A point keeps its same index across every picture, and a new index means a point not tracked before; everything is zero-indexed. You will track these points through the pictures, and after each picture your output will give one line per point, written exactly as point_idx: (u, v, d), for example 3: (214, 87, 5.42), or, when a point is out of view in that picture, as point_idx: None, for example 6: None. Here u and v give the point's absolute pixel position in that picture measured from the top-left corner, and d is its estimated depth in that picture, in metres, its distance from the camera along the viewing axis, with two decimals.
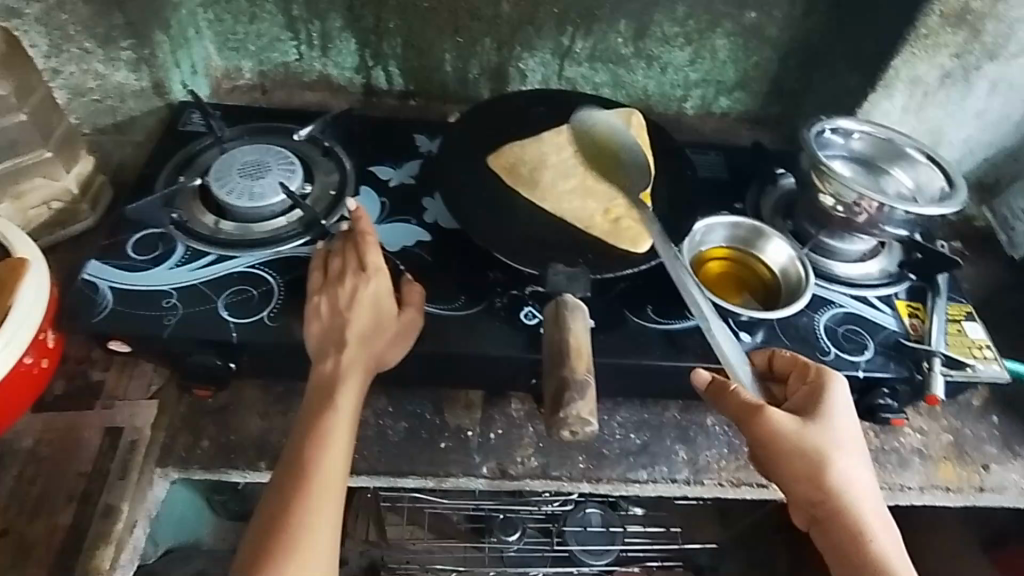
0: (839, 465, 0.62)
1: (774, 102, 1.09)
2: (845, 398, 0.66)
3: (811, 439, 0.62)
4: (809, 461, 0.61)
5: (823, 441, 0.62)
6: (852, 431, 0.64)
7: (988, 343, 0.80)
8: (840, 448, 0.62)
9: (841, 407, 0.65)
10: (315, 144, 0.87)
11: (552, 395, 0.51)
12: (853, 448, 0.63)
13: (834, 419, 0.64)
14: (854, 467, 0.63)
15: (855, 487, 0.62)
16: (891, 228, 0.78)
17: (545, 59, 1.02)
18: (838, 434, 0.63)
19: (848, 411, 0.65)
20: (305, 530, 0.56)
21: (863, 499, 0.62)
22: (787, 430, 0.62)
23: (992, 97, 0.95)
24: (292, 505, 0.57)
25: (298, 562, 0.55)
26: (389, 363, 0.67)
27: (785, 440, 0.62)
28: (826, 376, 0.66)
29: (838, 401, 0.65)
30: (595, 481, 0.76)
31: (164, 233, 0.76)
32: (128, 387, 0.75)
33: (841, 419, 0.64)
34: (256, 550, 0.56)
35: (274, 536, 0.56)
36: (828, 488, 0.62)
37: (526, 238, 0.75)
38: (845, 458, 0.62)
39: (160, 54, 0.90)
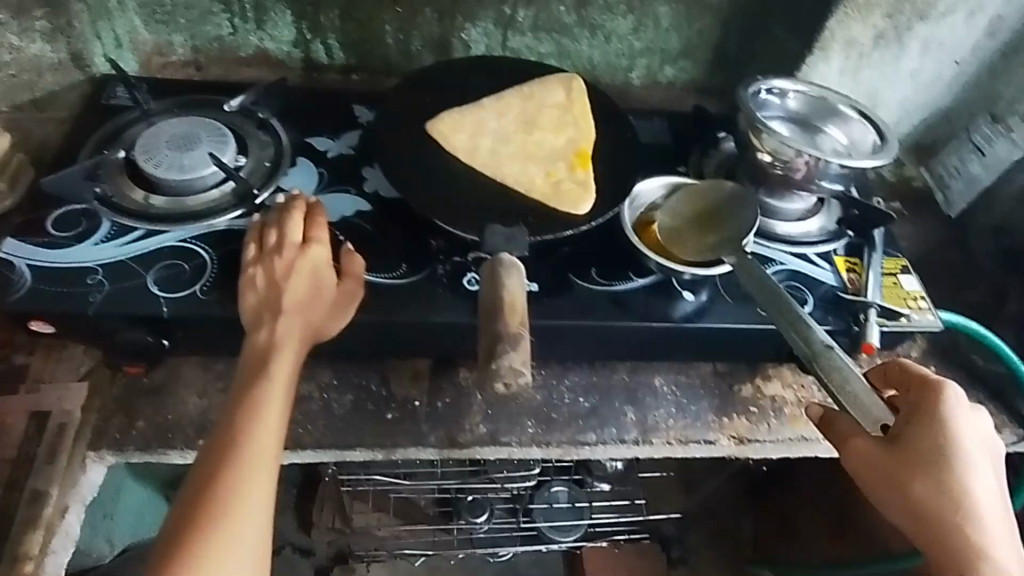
0: (943, 486, 0.59)
1: (719, 69, 1.09)
2: (956, 412, 0.62)
3: (908, 459, 0.60)
4: (901, 481, 0.60)
5: (919, 461, 0.60)
6: (956, 449, 0.61)
7: (922, 295, 0.82)
8: (938, 468, 0.60)
9: (955, 423, 0.62)
10: (248, 115, 0.84)
11: (485, 348, 0.52)
12: (965, 467, 0.60)
13: (940, 436, 0.61)
14: (965, 488, 0.60)
15: (964, 510, 0.59)
16: (827, 183, 0.80)
17: (488, 29, 1.00)
18: (942, 453, 0.60)
19: (964, 427, 0.62)
20: (237, 499, 0.55)
21: (974, 524, 0.59)
22: (875, 454, 0.61)
23: (924, 58, 0.97)
24: (223, 475, 0.56)
25: (229, 532, 0.54)
26: (329, 334, 0.66)
27: (873, 464, 0.61)
28: (937, 389, 0.63)
29: (948, 416, 0.62)
30: (544, 445, 0.76)
31: (88, 208, 0.74)
32: (56, 370, 0.72)
33: (953, 435, 0.61)
34: (185, 521, 0.54)
35: (202, 506, 0.54)
36: (932, 513, 0.59)
37: (465, 203, 0.74)
38: (950, 478, 0.60)
39: (78, 24, 0.87)
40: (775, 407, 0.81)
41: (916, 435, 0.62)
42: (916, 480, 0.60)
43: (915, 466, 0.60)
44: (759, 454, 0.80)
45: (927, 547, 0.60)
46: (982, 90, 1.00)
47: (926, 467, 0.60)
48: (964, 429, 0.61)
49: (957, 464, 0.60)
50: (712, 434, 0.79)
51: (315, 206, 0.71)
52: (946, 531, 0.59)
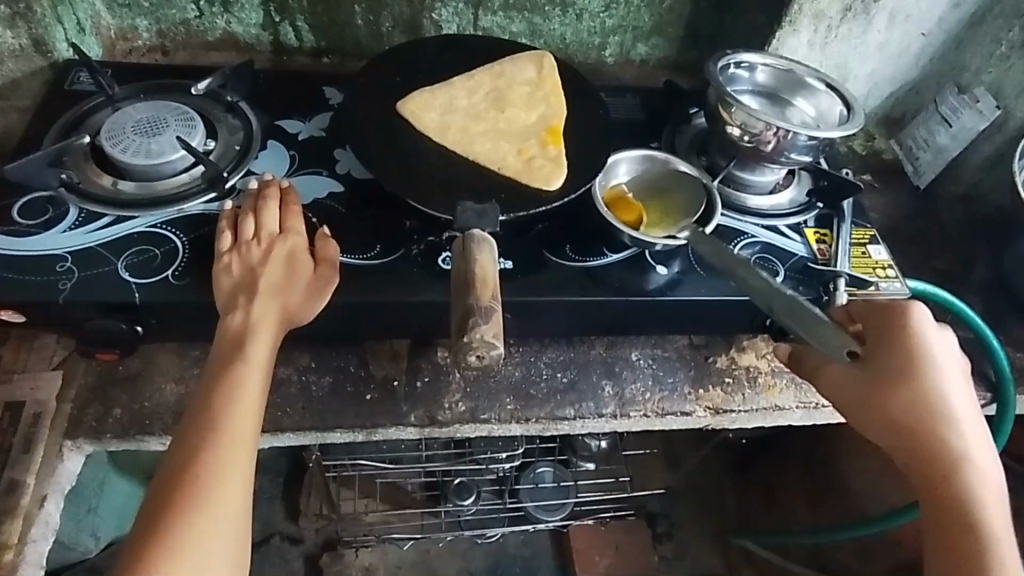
0: (914, 399, 0.63)
1: (692, 46, 1.09)
2: (919, 330, 0.66)
3: (881, 378, 0.64)
4: (871, 401, 0.64)
5: (890, 380, 0.64)
6: (924, 365, 0.64)
7: (890, 263, 0.83)
8: (908, 384, 0.64)
9: (919, 341, 0.65)
10: (216, 100, 0.84)
11: (457, 321, 0.52)
12: (934, 379, 0.64)
13: (908, 353, 0.65)
14: (936, 399, 0.63)
15: (935, 419, 0.63)
16: (795, 155, 0.80)
17: (459, 8, 0.99)
18: (911, 368, 0.64)
19: (927, 345, 0.65)
20: (214, 482, 0.55)
21: (946, 433, 0.62)
22: (846, 381, 0.65)
23: (891, 30, 0.98)
24: (200, 458, 0.55)
25: (207, 515, 0.54)
26: (303, 320, 0.65)
27: (845, 389, 0.65)
28: (903, 311, 0.67)
29: (915, 335, 0.66)
30: (524, 421, 0.77)
31: (54, 195, 0.72)
32: (28, 360, 0.71)
33: (921, 351, 0.65)
34: (161, 506, 0.54)
35: (179, 490, 0.54)
36: (906, 425, 0.63)
37: (437, 183, 0.74)
38: (920, 390, 0.63)
39: (37, 9, 0.84)
40: (749, 376, 0.83)
41: (886, 355, 0.66)
42: (888, 395, 0.63)
43: (887, 383, 0.64)
44: (733, 422, 0.82)
45: (903, 457, 0.63)
46: (949, 61, 1.02)
47: (898, 382, 0.64)
48: (930, 346, 0.65)
49: (926, 378, 0.64)
50: (688, 405, 0.80)
51: (290, 194, 0.72)
52: (920, 440, 0.62)
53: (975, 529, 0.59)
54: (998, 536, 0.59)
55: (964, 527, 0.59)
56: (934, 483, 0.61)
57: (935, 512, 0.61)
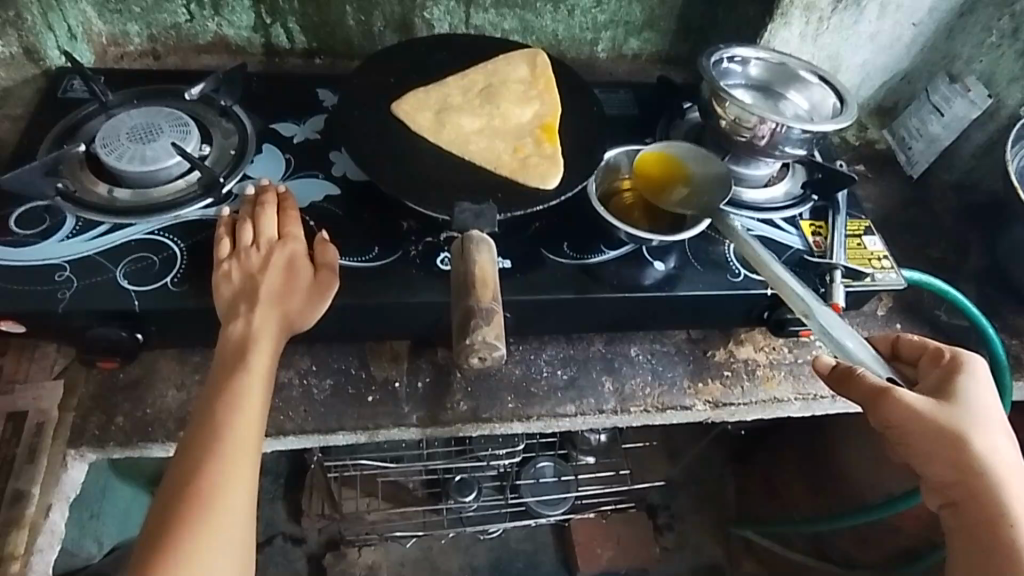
0: (979, 447, 0.63)
1: (684, 39, 1.09)
2: (983, 380, 0.67)
3: (948, 419, 0.63)
4: (944, 438, 0.62)
5: (962, 421, 0.63)
6: (993, 413, 0.65)
7: (885, 254, 0.83)
8: (978, 428, 0.63)
9: (984, 388, 0.66)
10: (210, 104, 0.83)
11: (459, 323, 0.52)
12: (998, 428, 0.64)
13: (970, 403, 0.65)
14: (997, 450, 0.63)
15: (999, 473, 0.62)
16: (789, 148, 0.81)
17: (450, 7, 0.99)
18: (979, 416, 0.64)
19: (990, 393, 0.66)
20: (217, 493, 0.55)
21: (1008, 479, 0.62)
22: (919, 410, 0.63)
23: (881, 20, 0.98)
24: (203, 468, 0.56)
25: (211, 526, 0.54)
26: (303, 326, 0.65)
27: (914, 419, 0.63)
28: (961, 360, 0.68)
29: (977, 385, 0.66)
30: (525, 419, 0.77)
31: (50, 205, 0.72)
32: (30, 370, 0.71)
33: (982, 402, 0.65)
34: (164, 515, 0.54)
35: (181, 501, 0.54)
36: (971, 470, 0.62)
37: (434, 183, 0.74)
38: (988, 439, 0.63)
39: (28, 17, 0.83)
40: (747, 369, 0.83)
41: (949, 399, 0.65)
42: (959, 437, 0.62)
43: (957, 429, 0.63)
44: (732, 415, 0.82)
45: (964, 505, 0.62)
46: (940, 50, 1.02)
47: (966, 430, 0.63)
48: (994, 395, 0.66)
49: (991, 425, 0.64)
50: (688, 399, 0.81)
51: (287, 199, 0.72)
52: (983, 487, 0.62)
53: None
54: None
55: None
56: (997, 536, 0.60)
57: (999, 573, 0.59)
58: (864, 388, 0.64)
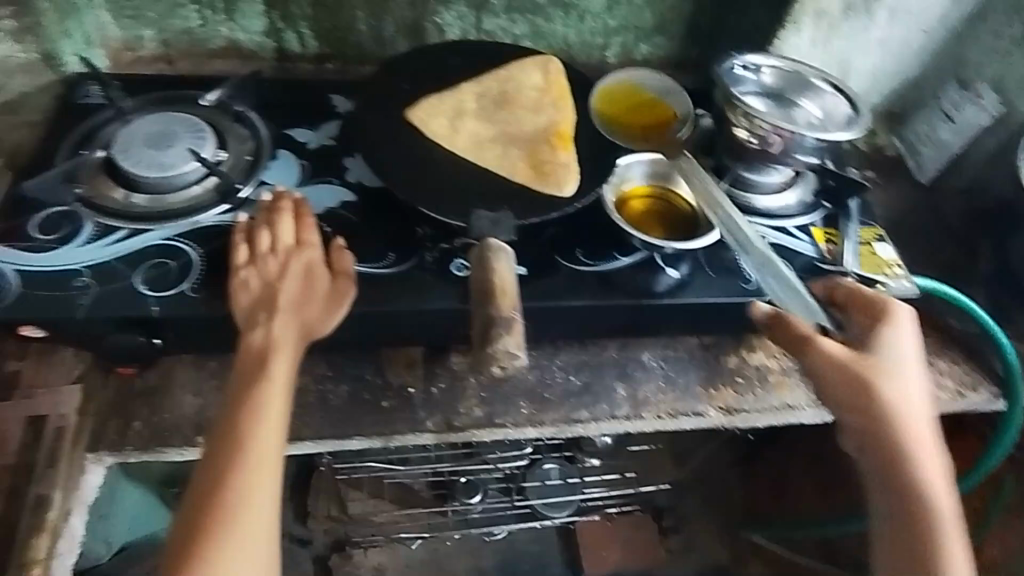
0: (892, 397, 0.65)
1: (693, 44, 1.09)
2: (905, 330, 0.68)
3: (864, 371, 0.65)
4: (857, 386, 0.65)
5: (875, 371, 0.65)
6: (909, 364, 0.67)
7: (898, 262, 0.84)
8: (888, 377, 0.65)
9: (903, 338, 0.68)
10: (225, 110, 0.84)
11: (479, 332, 0.52)
12: (913, 379, 0.66)
13: (887, 355, 0.67)
14: (908, 399, 0.65)
15: (909, 421, 0.64)
16: (802, 156, 0.81)
17: (462, 13, 1.00)
18: (892, 367, 0.66)
19: (908, 344, 0.68)
20: (242, 501, 0.56)
21: (916, 427, 0.64)
22: (834, 358, 0.66)
23: (892, 25, 0.98)
24: (228, 477, 0.56)
25: (236, 534, 0.55)
26: (321, 332, 0.65)
27: (830, 368, 0.66)
28: (888, 308, 0.69)
29: (897, 335, 0.68)
30: (539, 425, 0.77)
31: (69, 210, 0.73)
32: (48, 375, 0.72)
33: (902, 353, 0.67)
34: (189, 525, 0.55)
35: (207, 511, 0.55)
36: (882, 420, 0.64)
37: (449, 190, 0.75)
38: (898, 388, 0.65)
39: (46, 23, 0.84)
40: (760, 375, 0.84)
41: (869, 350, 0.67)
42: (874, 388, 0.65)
43: (871, 378, 0.65)
44: (746, 422, 0.82)
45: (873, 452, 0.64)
46: (950, 56, 1.02)
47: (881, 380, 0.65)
48: (915, 346, 0.68)
49: (901, 375, 0.66)
50: (701, 405, 0.81)
51: (302, 206, 0.72)
52: (894, 436, 0.64)
53: (935, 539, 0.61)
54: (954, 545, 0.61)
55: (921, 533, 0.61)
56: (901, 485, 0.63)
57: (897, 516, 0.62)
58: (796, 333, 0.67)
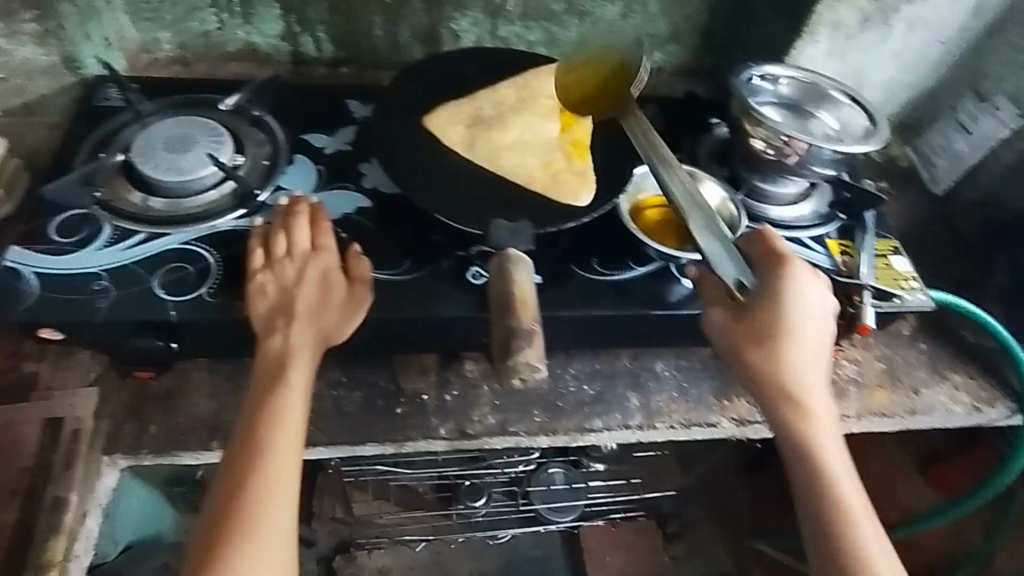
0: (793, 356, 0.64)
1: (708, 52, 1.09)
2: (791, 286, 0.65)
3: (747, 333, 0.65)
4: (735, 355, 0.65)
5: (753, 335, 0.65)
6: (795, 324, 0.64)
7: (914, 275, 0.84)
8: (766, 341, 0.64)
9: (789, 294, 0.65)
10: (243, 115, 0.84)
11: (500, 344, 0.53)
12: (794, 339, 0.64)
13: (791, 311, 0.64)
14: (789, 362, 0.64)
15: (790, 384, 0.64)
16: (819, 168, 0.81)
17: (477, 19, 1.00)
18: (775, 329, 0.64)
19: (795, 300, 0.65)
20: (262, 510, 0.56)
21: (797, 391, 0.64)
22: (716, 328, 0.67)
23: (908, 37, 0.97)
24: (248, 485, 0.57)
25: (257, 542, 0.55)
26: (338, 338, 0.65)
27: (716, 338, 0.67)
28: (783, 261, 0.66)
29: (783, 293, 0.65)
30: (552, 434, 0.77)
31: (88, 214, 0.73)
32: (65, 377, 0.72)
33: (796, 306, 0.65)
34: (212, 533, 0.56)
35: (229, 519, 0.56)
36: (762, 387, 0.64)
37: (466, 198, 0.75)
38: (777, 352, 0.64)
39: (68, 26, 0.85)
40: None
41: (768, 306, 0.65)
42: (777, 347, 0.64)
43: (774, 336, 0.64)
44: (757, 433, 0.82)
45: (776, 413, 0.64)
46: (967, 68, 1.02)
47: (783, 337, 0.64)
48: (802, 302, 0.65)
49: (784, 335, 0.64)
50: (713, 416, 0.81)
51: (319, 210, 0.72)
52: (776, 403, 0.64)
53: (834, 497, 0.60)
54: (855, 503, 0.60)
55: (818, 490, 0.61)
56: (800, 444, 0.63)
57: (797, 477, 0.62)
58: (709, 295, 0.68)
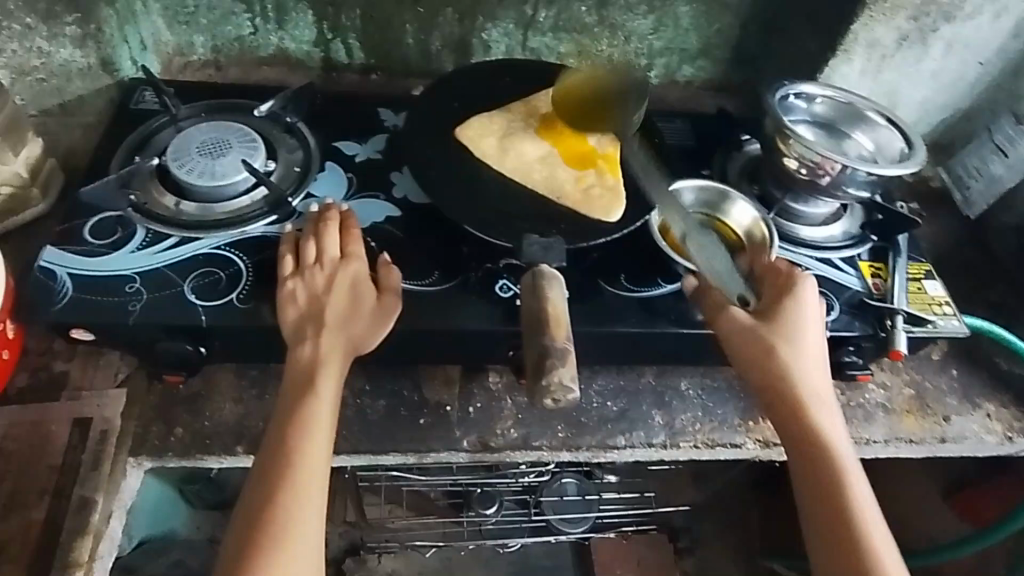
0: (800, 362, 0.68)
1: (738, 68, 1.08)
2: (805, 300, 0.71)
3: (770, 332, 0.69)
4: (757, 349, 0.69)
5: (774, 334, 0.69)
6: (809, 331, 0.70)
7: (947, 299, 0.82)
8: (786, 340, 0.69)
9: (803, 304, 0.71)
10: (276, 121, 0.84)
11: (534, 364, 0.54)
12: (807, 345, 0.69)
13: (797, 319, 0.70)
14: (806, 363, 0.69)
15: (806, 381, 0.68)
16: (853, 190, 0.80)
17: (508, 29, 1.00)
18: (793, 332, 0.69)
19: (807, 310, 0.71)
20: (291, 520, 0.56)
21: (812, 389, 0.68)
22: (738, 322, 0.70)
23: (946, 58, 0.96)
24: (276, 495, 0.57)
25: (286, 553, 0.55)
26: (366, 348, 0.65)
27: (736, 333, 0.70)
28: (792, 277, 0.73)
29: (798, 303, 0.71)
30: (575, 449, 0.77)
31: (122, 216, 0.74)
32: (94, 378, 0.73)
33: (807, 318, 0.71)
34: (240, 542, 0.56)
35: (257, 529, 0.56)
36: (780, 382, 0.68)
37: (496, 210, 0.74)
38: (795, 351, 0.69)
39: (108, 30, 0.85)
40: None
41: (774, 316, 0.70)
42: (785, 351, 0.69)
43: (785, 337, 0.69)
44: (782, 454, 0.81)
45: (787, 407, 0.67)
46: (1004, 90, 1.00)
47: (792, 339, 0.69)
48: (813, 312, 0.71)
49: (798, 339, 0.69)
50: (738, 437, 0.80)
51: (349, 218, 0.72)
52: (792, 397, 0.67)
53: (842, 490, 0.63)
54: (864, 497, 0.64)
55: (832, 489, 0.64)
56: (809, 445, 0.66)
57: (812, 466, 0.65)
58: (711, 307, 0.72)
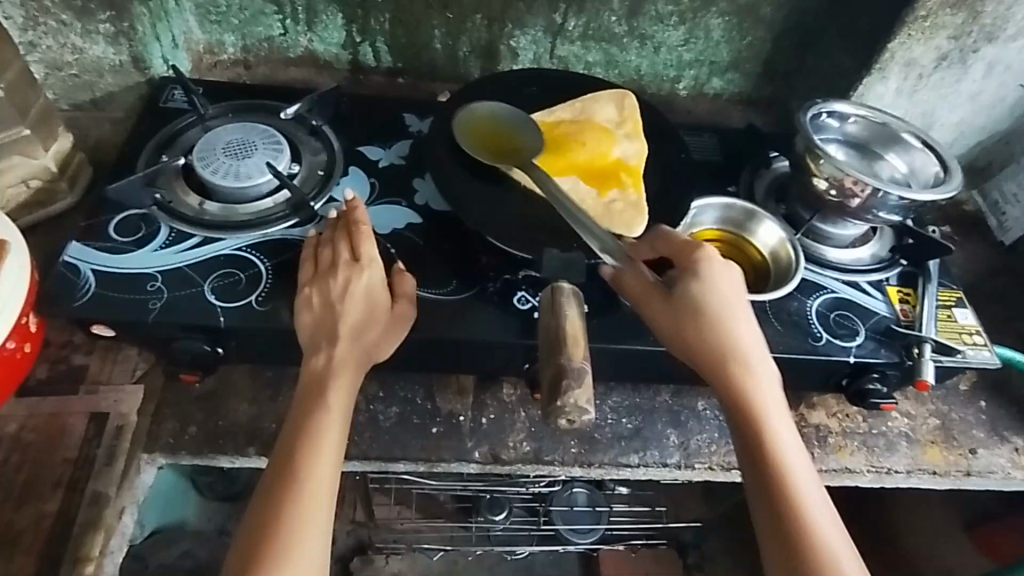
0: (726, 342, 0.63)
1: (769, 82, 1.06)
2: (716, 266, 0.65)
3: (683, 304, 0.63)
4: (675, 326, 0.63)
5: (689, 307, 0.63)
6: (728, 301, 0.64)
7: (978, 329, 0.80)
8: (702, 313, 0.63)
9: (714, 272, 0.65)
10: (302, 124, 0.85)
11: (550, 383, 0.53)
12: (726, 317, 0.63)
13: (711, 288, 0.64)
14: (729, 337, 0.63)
15: (730, 354, 0.62)
16: (884, 214, 0.78)
17: (537, 37, 0.99)
18: (711, 302, 0.64)
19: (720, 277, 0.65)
20: (290, 534, 0.55)
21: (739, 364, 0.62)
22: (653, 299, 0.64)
23: (986, 80, 0.93)
24: (280, 507, 0.56)
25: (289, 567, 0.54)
26: (381, 356, 0.65)
27: (656, 311, 0.64)
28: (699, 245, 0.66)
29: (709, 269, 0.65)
30: (587, 466, 0.76)
31: (146, 213, 0.74)
32: (112, 372, 0.74)
33: (721, 286, 0.65)
34: (242, 558, 0.55)
35: (259, 544, 0.55)
36: (706, 358, 0.62)
37: (518, 221, 0.73)
38: (713, 324, 0.63)
39: (139, 27, 0.85)
40: (819, 436, 0.80)
41: (693, 291, 0.64)
42: (715, 333, 0.63)
43: (703, 309, 0.63)
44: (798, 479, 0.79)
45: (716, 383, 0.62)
46: None
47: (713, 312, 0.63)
48: (727, 278, 0.65)
49: (716, 311, 0.63)
50: None
51: (361, 215, 0.71)
52: (718, 373, 0.62)
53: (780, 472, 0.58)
54: (805, 479, 0.58)
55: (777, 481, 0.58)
56: (756, 434, 0.60)
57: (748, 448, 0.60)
58: (632, 287, 0.66)
